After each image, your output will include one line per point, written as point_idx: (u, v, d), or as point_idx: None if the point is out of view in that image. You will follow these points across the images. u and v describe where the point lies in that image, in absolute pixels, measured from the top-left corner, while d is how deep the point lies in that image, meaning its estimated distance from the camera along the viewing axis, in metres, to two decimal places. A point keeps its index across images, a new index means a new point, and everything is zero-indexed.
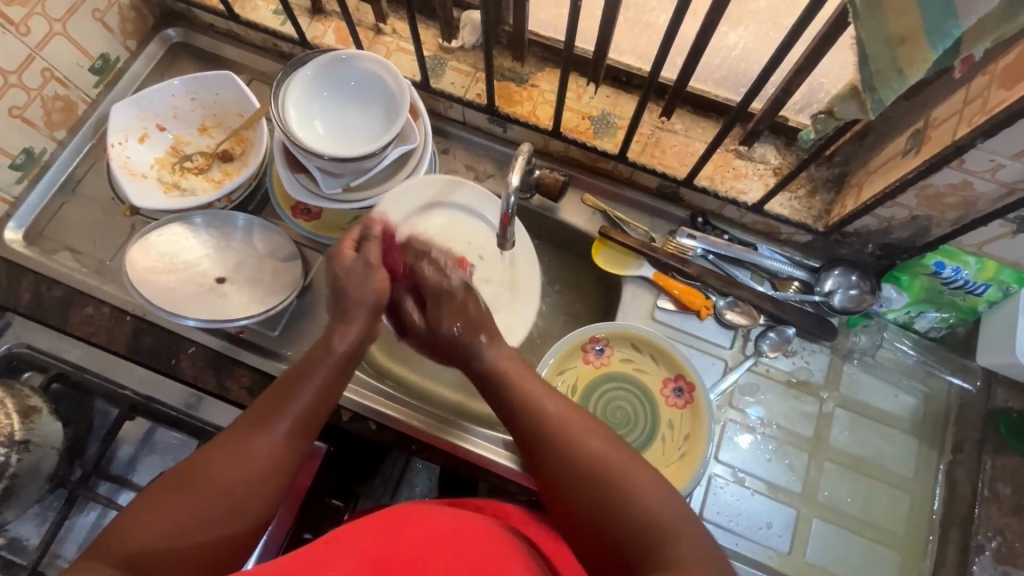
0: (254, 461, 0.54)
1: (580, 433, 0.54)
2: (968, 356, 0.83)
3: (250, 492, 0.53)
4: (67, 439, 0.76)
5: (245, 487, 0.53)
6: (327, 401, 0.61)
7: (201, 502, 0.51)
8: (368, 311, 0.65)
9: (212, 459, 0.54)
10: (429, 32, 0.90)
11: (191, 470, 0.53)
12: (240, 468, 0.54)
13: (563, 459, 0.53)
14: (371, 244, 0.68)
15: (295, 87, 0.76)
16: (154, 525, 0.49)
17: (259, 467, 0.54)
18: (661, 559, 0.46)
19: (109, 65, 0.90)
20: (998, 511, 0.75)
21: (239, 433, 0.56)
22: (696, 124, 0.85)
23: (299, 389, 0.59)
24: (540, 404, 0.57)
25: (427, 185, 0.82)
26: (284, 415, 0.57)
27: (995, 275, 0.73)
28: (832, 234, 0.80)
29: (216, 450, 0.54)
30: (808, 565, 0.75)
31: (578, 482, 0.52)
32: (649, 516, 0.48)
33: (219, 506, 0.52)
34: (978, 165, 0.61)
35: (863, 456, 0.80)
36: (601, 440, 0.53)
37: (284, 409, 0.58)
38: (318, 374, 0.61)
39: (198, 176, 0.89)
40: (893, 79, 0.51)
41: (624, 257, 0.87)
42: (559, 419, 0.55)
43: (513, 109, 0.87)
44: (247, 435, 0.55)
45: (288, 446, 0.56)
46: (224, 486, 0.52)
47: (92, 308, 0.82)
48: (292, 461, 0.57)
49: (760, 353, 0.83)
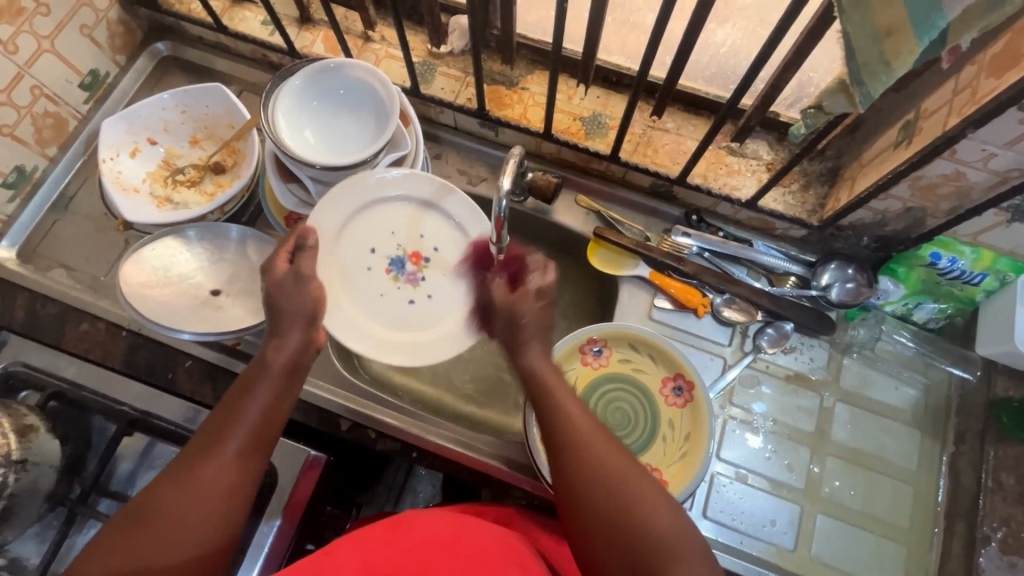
0: (212, 483, 0.54)
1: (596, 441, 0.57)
2: (968, 347, 0.83)
3: (207, 512, 0.53)
4: (65, 456, 0.76)
5: (202, 505, 0.53)
6: (276, 415, 0.61)
7: (168, 530, 0.51)
8: (304, 322, 0.66)
9: (168, 484, 0.54)
10: (417, 38, 0.90)
11: (151, 498, 0.53)
12: (198, 491, 0.54)
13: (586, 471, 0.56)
14: (309, 256, 0.68)
15: (284, 96, 0.75)
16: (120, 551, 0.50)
17: (213, 487, 0.54)
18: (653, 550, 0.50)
19: (99, 80, 0.90)
20: (1002, 501, 0.75)
21: (189, 459, 0.56)
22: (688, 121, 0.85)
23: (245, 406, 0.59)
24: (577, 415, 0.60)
25: (420, 184, 0.78)
26: (235, 428, 0.58)
27: (991, 264, 0.73)
28: (827, 228, 0.80)
29: (171, 480, 0.54)
30: (813, 561, 0.75)
31: (597, 493, 0.54)
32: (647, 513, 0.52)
33: (185, 531, 0.52)
34: (970, 155, 0.61)
35: (864, 449, 0.80)
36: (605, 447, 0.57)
37: (233, 429, 0.57)
38: (264, 390, 0.61)
39: (191, 189, 0.88)
40: (882, 72, 0.51)
41: (620, 257, 0.87)
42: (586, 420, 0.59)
43: (503, 112, 0.87)
44: (200, 460, 0.55)
45: (241, 462, 0.56)
46: (180, 511, 0.53)
47: (88, 324, 0.82)
48: (250, 475, 0.57)
49: (759, 349, 0.83)
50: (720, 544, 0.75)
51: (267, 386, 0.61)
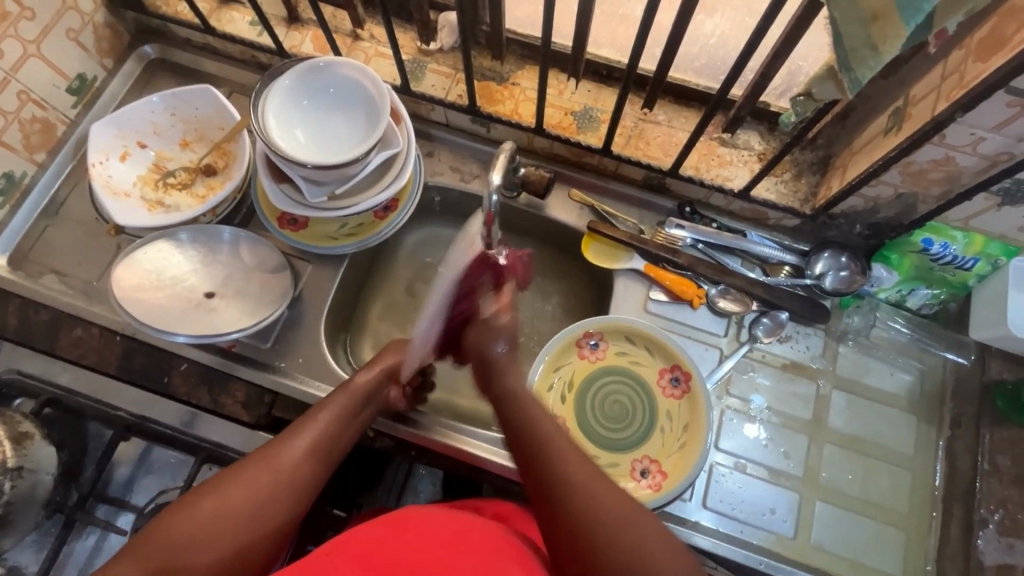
0: (292, 466, 0.59)
1: (602, 493, 0.54)
2: (961, 331, 0.83)
3: (272, 506, 0.56)
4: (63, 463, 0.78)
5: (269, 498, 0.56)
6: (349, 428, 0.67)
7: (249, 499, 0.55)
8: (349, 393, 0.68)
9: (253, 460, 0.58)
10: (407, 35, 0.90)
11: (231, 473, 0.57)
12: (281, 469, 0.59)
13: (572, 525, 0.53)
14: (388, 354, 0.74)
15: (274, 95, 0.75)
16: (186, 524, 0.52)
17: (281, 482, 0.58)
18: None
19: (86, 84, 0.90)
20: (999, 484, 0.77)
21: (275, 442, 0.61)
22: (679, 113, 0.85)
23: (328, 411, 0.66)
24: (556, 463, 0.57)
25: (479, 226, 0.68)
26: (308, 435, 0.62)
27: (983, 248, 0.74)
28: (819, 217, 0.81)
29: (257, 458, 0.59)
30: (814, 548, 0.75)
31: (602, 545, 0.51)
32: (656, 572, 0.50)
33: (260, 507, 0.56)
34: (959, 140, 0.61)
35: (862, 436, 0.80)
36: (612, 499, 0.54)
37: (316, 428, 0.63)
38: (341, 403, 0.67)
39: (182, 192, 0.88)
40: (869, 57, 0.51)
41: (615, 250, 0.87)
42: (562, 468, 0.56)
43: (494, 108, 0.87)
44: (286, 445, 0.61)
45: (309, 467, 0.60)
46: (250, 498, 0.55)
47: (81, 330, 0.81)
48: (321, 473, 0.62)
49: (755, 339, 0.83)
50: (721, 534, 0.75)
51: (342, 406, 0.67)
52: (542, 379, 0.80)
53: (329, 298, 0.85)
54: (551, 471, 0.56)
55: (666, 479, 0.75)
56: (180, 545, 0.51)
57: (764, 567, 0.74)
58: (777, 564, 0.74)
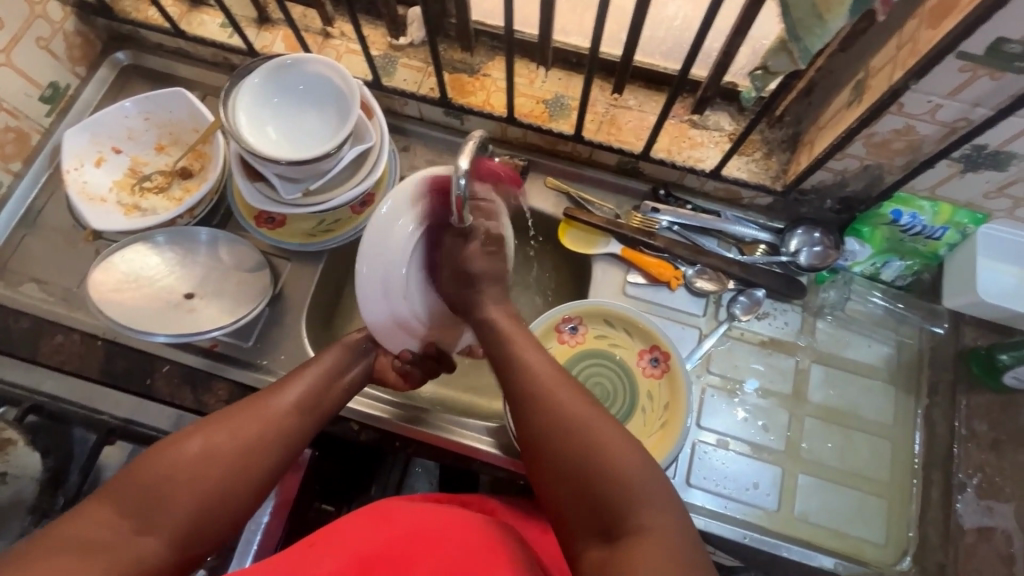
0: (269, 419, 0.61)
1: (570, 402, 0.55)
2: (935, 300, 0.84)
3: (254, 449, 0.59)
4: (47, 469, 0.76)
5: (255, 443, 0.59)
6: (332, 386, 0.68)
7: (224, 445, 0.57)
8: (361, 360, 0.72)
9: (233, 411, 0.60)
10: (376, 31, 0.91)
11: (211, 420, 0.59)
12: (258, 421, 0.60)
13: (546, 435, 0.54)
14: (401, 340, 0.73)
15: (243, 94, 0.75)
16: (165, 464, 0.54)
17: (265, 430, 0.60)
18: (632, 525, 0.48)
19: (59, 93, 0.90)
20: (976, 448, 0.80)
21: (258, 396, 0.63)
22: (649, 98, 0.86)
23: (311, 368, 0.67)
24: (540, 380, 0.57)
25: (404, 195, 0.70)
26: (292, 388, 0.64)
27: (951, 217, 0.75)
28: (791, 193, 0.81)
29: (238, 409, 0.61)
30: (798, 520, 0.76)
31: (570, 457, 0.52)
32: (620, 480, 0.49)
33: (233, 454, 0.57)
34: (917, 107, 0.62)
35: (843, 408, 0.81)
36: (584, 406, 0.55)
37: (298, 385, 0.65)
38: (325, 363, 0.68)
39: (159, 195, 0.88)
40: (816, 26, 0.53)
41: (592, 235, 0.87)
42: (546, 384, 0.57)
43: (466, 99, 0.87)
44: (267, 399, 0.62)
45: (293, 416, 0.62)
46: (234, 442, 0.58)
47: (62, 336, 0.81)
48: (302, 429, 0.63)
49: (733, 317, 0.84)
50: (707, 511, 0.76)
51: (330, 361, 0.69)
52: (546, 326, 0.82)
53: (310, 295, 0.85)
54: (525, 395, 0.57)
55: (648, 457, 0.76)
56: (152, 484, 0.53)
57: (748, 541, 0.74)
58: (761, 537, 0.75)
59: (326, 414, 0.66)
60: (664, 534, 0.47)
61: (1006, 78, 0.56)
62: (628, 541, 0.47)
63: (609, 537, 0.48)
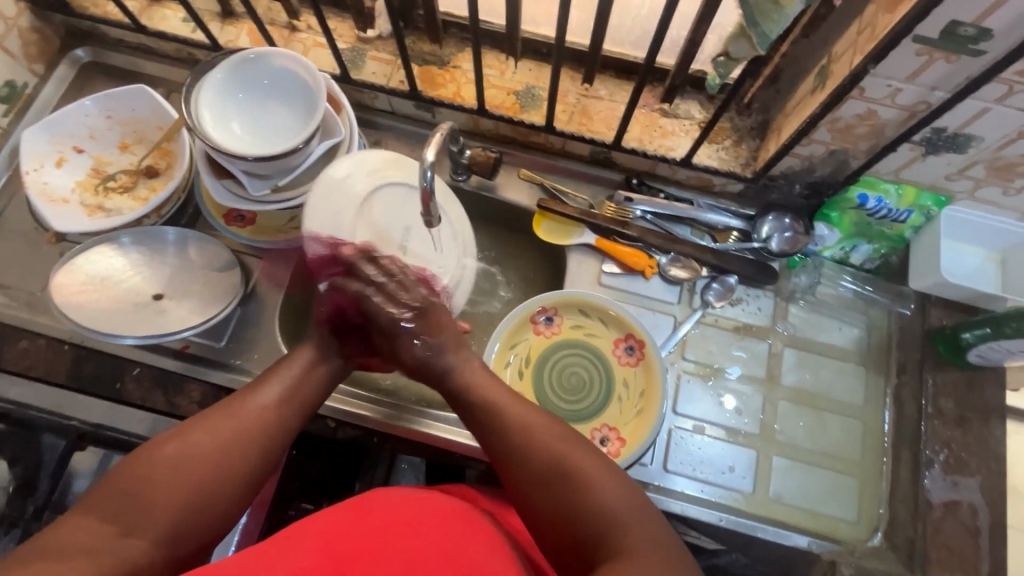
0: (249, 419, 0.60)
1: (546, 436, 0.59)
2: (903, 282, 0.86)
3: (236, 452, 0.58)
4: (18, 478, 0.75)
5: (235, 443, 0.58)
6: (309, 379, 0.66)
7: (205, 452, 0.56)
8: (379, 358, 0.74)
9: (212, 413, 0.59)
10: (344, 24, 0.89)
11: (189, 426, 0.58)
12: (237, 422, 0.59)
13: (527, 473, 0.58)
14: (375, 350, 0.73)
15: (206, 89, 0.74)
16: (145, 472, 0.54)
17: (247, 429, 0.59)
18: (616, 551, 0.51)
19: (16, 92, 0.87)
20: (942, 425, 0.80)
21: (236, 397, 0.62)
22: (619, 87, 0.86)
23: (289, 366, 0.66)
24: (514, 416, 0.61)
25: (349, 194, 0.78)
26: (271, 388, 0.63)
27: (916, 200, 0.76)
28: (761, 179, 0.82)
29: (216, 412, 0.60)
30: (773, 501, 0.77)
31: (553, 494, 0.56)
32: (601, 511, 0.53)
33: (214, 457, 0.56)
34: (878, 92, 0.63)
35: (814, 390, 0.82)
36: (561, 440, 0.58)
37: (274, 385, 0.64)
38: (300, 361, 0.67)
39: (124, 195, 0.86)
40: (773, 11, 0.54)
41: (566, 227, 0.87)
42: (520, 420, 0.60)
43: (436, 92, 0.87)
44: (245, 399, 0.61)
45: (273, 413, 0.61)
46: (212, 444, 0.57)
47: (27, 341, 0.79)
48: (282, 427, 0.62)
49: (708, 304, 0.85)
50: (683, 495, 0.77)
51: (306, 357, 0.67)
52: (501, 352, 0.81)
53: (282, 292, 0.84)
54: (506, 435, 0.60)
55: (625, 445, 0.77)
56: (131, 493, 0.53)
57: (725, 524, 0.76)
58: (736, 518, 0.76)
59: (307, 412, 0.66)
60: (647, 555, 0.50)
61: (961, 61, 0.57)
62: (611, 565, 0.50)
63: (594, 563, 0.52)
